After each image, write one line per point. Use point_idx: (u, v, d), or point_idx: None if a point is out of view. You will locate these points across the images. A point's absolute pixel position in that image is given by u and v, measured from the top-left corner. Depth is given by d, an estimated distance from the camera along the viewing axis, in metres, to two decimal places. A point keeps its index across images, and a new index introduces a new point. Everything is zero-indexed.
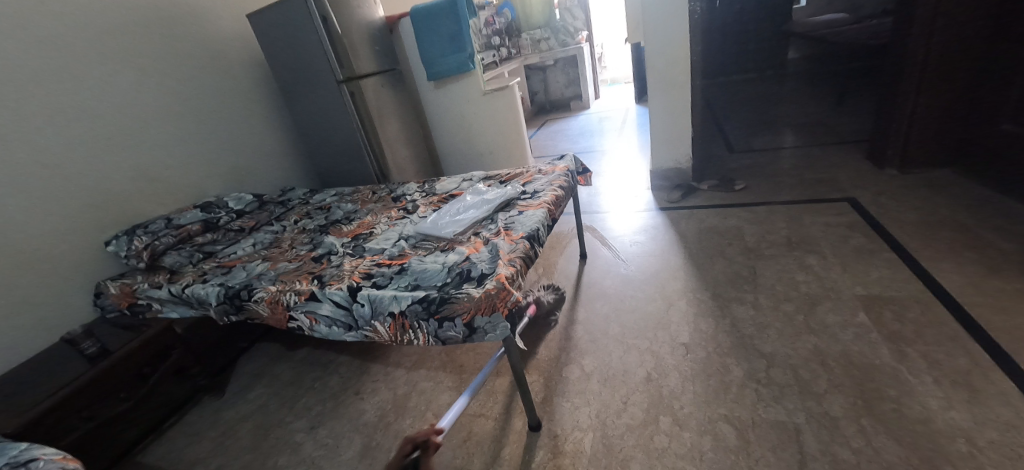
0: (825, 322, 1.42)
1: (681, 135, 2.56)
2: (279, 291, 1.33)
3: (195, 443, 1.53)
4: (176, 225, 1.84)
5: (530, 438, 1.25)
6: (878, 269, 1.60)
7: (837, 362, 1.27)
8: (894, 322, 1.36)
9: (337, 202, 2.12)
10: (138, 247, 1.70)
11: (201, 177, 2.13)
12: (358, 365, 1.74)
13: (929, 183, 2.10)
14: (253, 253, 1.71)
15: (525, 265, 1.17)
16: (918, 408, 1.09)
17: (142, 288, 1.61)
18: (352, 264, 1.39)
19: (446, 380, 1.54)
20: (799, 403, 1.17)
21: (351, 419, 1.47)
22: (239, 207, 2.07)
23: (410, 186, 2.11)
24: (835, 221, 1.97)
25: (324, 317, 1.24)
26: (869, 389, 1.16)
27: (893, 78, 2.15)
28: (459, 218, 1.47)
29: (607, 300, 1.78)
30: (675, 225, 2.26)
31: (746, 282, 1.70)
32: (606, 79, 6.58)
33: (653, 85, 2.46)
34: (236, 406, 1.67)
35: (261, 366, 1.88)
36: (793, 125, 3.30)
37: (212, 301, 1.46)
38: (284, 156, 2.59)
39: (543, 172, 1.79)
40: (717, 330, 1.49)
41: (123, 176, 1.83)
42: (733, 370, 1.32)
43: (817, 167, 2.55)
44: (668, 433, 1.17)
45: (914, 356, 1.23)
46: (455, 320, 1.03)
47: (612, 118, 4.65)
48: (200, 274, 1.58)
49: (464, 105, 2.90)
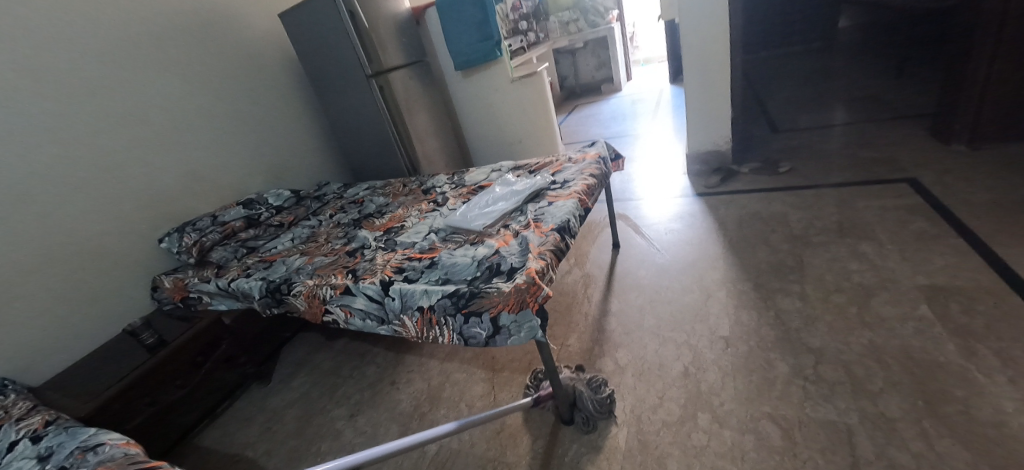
0: (881, 315, 1.32)
1: (720, 116, 2.43)
2: (316, 285, 1.38)
3: (245, 428, 1.62)
4: (221, 222, 1.94)
5: (564, 432, 1.24)
6: (943, 257, 1.47)
7: (896, 358, 1.18)
8: (962, 315, 1.24)
9: (369, 196, 2.16)
10: (188, 243, 1.80)
11: (243, 174, 2.23)
12: (393, 356, 1.78)
13: (1004, 160, 1.89)
14: (292, 248, 1.77)
15: (555, 258, 1.14)
16: (990, 411, 0.99)
17: (193, 282, 1.71)
18: (385, 258, 1.41)
19: (478, 371, 1.55)
20: (851, 402, 1.10)
21: (388, 408, 1.51)
22: (278, 202, 2.16)
23: (440, 178, 2.11)
24: (893, 204, 1.82)
25: (357, 311, 1.26)
26: (933, 389, 1.07)
27: (964, 44, 1.94)
28: (489, 210, 1.46)
29: (641, 291, 1.73)
30: (714, 211, 2.16)
31: (792, 271, 1.61)
32: (638, 59, 6.34)
33: (690, 64, 2.34)
34: (282, 393, 1.76)
35: (303, 355, 1.96)
36: (845, 100, 3.05)
37: (256, 294, 1.52)
38: (318, 151, 2.66)
39: (573, 160, 1.74)
40: (760, 323, 1.42)
41: (173, 176, 1.93)
42: (777, 365, 1.25)
43: (872, 146, 2.36)
44: (707, 430, 1.13)
45: (986, 353, 1.12)
46: (482, 316, 1.03)
47: (645, 100, 4.48)
48: (245, 268, 1.66)
49: (492, 94, 2.86)
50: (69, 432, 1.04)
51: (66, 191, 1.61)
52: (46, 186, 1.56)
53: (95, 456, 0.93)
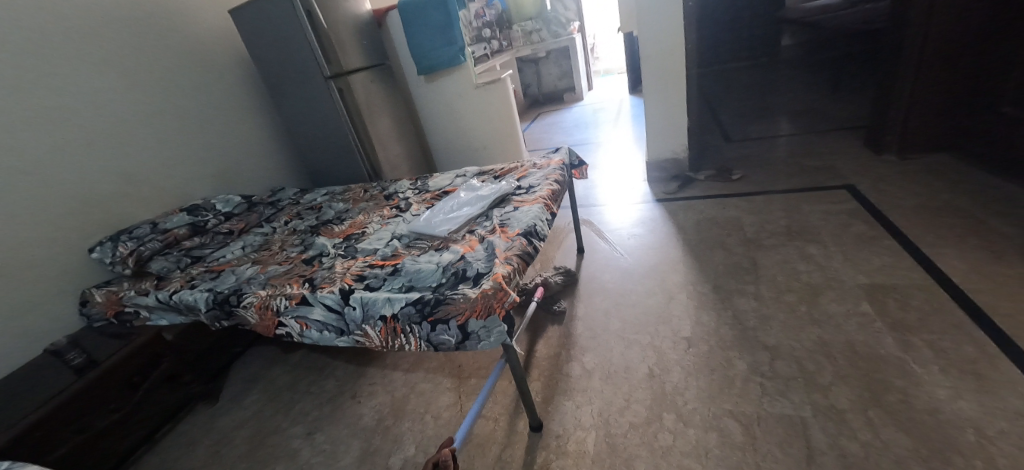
0: (828, 312, 1.40)
1: (677, 125, 2.53)
2: (269, 295, 1.29)
3: (189, 453, 1.49)
4: (162, 229, 1.79)
5: (533, 439, 1.22)
6: (879, 257, 1.58)
7: (843, 352, 1.25)
8: (899, 310, 1.34)
9: (328, 202, 2.07)
10: (123, 253, 1.65)
11: (189, 179, 2.08)
12: (354, 368, 1.70)
13: (927, 169, 2.07)
14: (242, 257, 1.66)
15: (522, 263, 1.13)
16: (926, 399, 1.07)
17: (128, 295, 1.56)
18: (344, 265, 1.35)
19: (444, 381, 1.51)
20: (805, 395, 1.15)
21: (349, 423, 1.44)
22: (227, 208, 2.03)
23: (403, 183, 2.06)
24: (834, 209, 1.96)
25: (315, 322, 1.20)
26: (876, 380, 1.14)
27: (891, 63, 2.13)
28: (454, 215, 1.43)
29: (606, 295, 1.75)
30: (673, 216, 2.24)
31: (747, 273, 1.68)
32: (599, 70, 6.52)
33: (648, 74, 2.42)
34: (231, 413, 1.63)
35: (255, 371, 1.84)
36: (789, 113, 3.27)
37: (202, 306, 1.41)
38: (273, 156, 2.54)
39: (538, 166, 1.75)
40: (719, 323, 1.47)
41: (108, 182, 1.78)
42: (736, 363, 1.29)
43: (814, 155, 2.53)
44: (673, 430, 1.15)
45: (920, 345, 1.21)
46: (449, 323, 1.00)
47: (606, 109, 4.60)
48: (189, 279, 1.54)
49: (456, 100, 2.84)
50: None
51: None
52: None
53: None
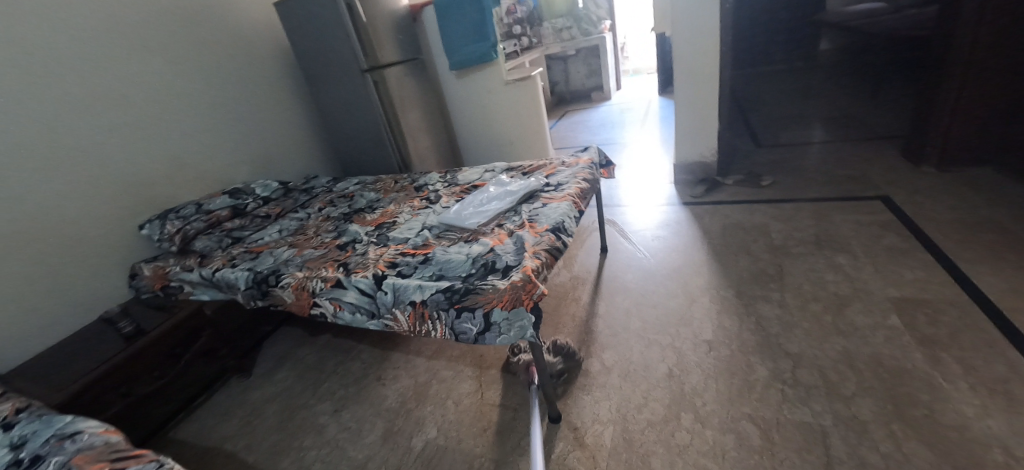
0: (855, 323, 1.39)
1: (707, 128, 2.50)
2: (306, 277, 1.36)
3: (224, 421, 1.58)
4: (206, 210, 1.90)
5: (550, 430, 1.25)
6: (912, 270, 1.55)
7: (868, 364, 1.24)
8: (929, 326, 1.32)
9: (360, 191, 2.14)
10: (171, 231, 1.76)
11: (229, 164, 2.18)
12: (379, 352, 1.77)
13: (969, 183, 2.00)
14: (279, 240, 1.75)
15: (550, 258, 1.16)
16: (953, 415, 1.05)
17: (174, 270, 1.66)
18: (377, 252, 1.41)
19: (466, 369, 1.56)
20: (825, 404, 1.15)
21: (374, 404, 1.50)
22: (265, 193, 2.13)
23: (433, 176, 2.11)
24: (867, 219, 1.91)
25: (348, 304, 1.25)
26: (901, 394, 1.13)
27: (936, 72, 2.06)
28: (483, 209, 1.47)
29: (628, 295, 1.76)
30: (698, 220, 2.22)
31: (772, 279, 1.67)
32: (627, 70, 6.45)
33: (679, 75, 2.41)
34: (263, 387, 1.72)
35: (285, 350, 1.93)
36: (824, 119, 3.18)
37: (241, 285, 1.49)
38: (308, 144, 2.63)
39: (567, 164, 1.77)
40: (741, 328, 1.47)
41: (156, 163, 1.89)
42: (757, 369, 1.30)
43: (848, 163, 2.47)
44: (690, 429, 1.17)
45: (949, 362, 1.19)
46: (475, 311, 1.04)
47: (633, 110, 4.57)
48: (230, 259, 1.63)
49: (485, 95, 2.88)
50: (44, 420, 1.01)
51: (46, 171, 1.56)
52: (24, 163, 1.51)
53: (73, 443, 0.90)
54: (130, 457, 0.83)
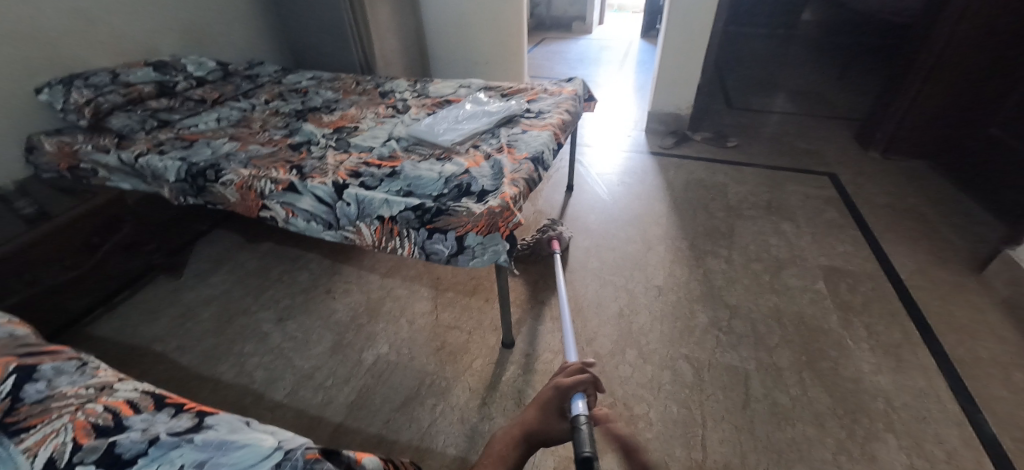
0: (788, 284, 1.52)
1: (689, 80, 2.46)
2: (252, 176, 1.21)
3: (152, 321, 1.47)
4: (124, 82, 1.60)
5: (502, 354, 1.30)
6: (842, 243, 1.71)
7: (793, 321, 1.38)
8: (847, 293, 1.48)
9: (315, 87, 1.91)
10: (78, 101, 1.46)
11: (154, 30, 1.82)
12: (329, 264, 1.69)
13: (904, 172, 2.18)
14: (218, 130, 1.53)
15: (528, 188, 1.11)
16: (853, 369, 1.22)
17: (85, 149, 1.40)
18: (337, 159, 1.27)
19: (421, 290, 1.54)
20: (752, 352, 1.28)
21: (322, 316, 1.46)
22: (199, 73, 1.83)
23: (401, 82, 1.92)
24: (815, 193, 2.04)
25: (302, 211, 1.14)
26: (815, 348, 1.28)
27: (907, 62, 2.14)
28: (459, 126, 1.37)
29: (589, 235, 1.79)
30: (664, 172, 2.25)
31: (722, 237, 1.76)
32: (612, 4, 6.05)
33: (674, 17, 2.29)
34: (197, 289, 1.60)
35: (221, 253, 1.79)
36: (792, 91, 3.25)
37: (172, 176, 1.30)
38: (251, 22, 2.25)
39: (549, 92, 1.67)
40: (689, 277, 1.56)
41: (55, 13, 1.50)
42: (699, 316, 1.40)
43: (806, 138, 2.58)
44: (632, 364, 1.26)
45: (858, 325, 1.35)
46: (448, 233, 0.99)
47: (614, 48, 4.38)
48: (157, 144, 1.40)
49: (467, 1, 2.58)
50: None
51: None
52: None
53: None
54: (43, 353, 0.74)
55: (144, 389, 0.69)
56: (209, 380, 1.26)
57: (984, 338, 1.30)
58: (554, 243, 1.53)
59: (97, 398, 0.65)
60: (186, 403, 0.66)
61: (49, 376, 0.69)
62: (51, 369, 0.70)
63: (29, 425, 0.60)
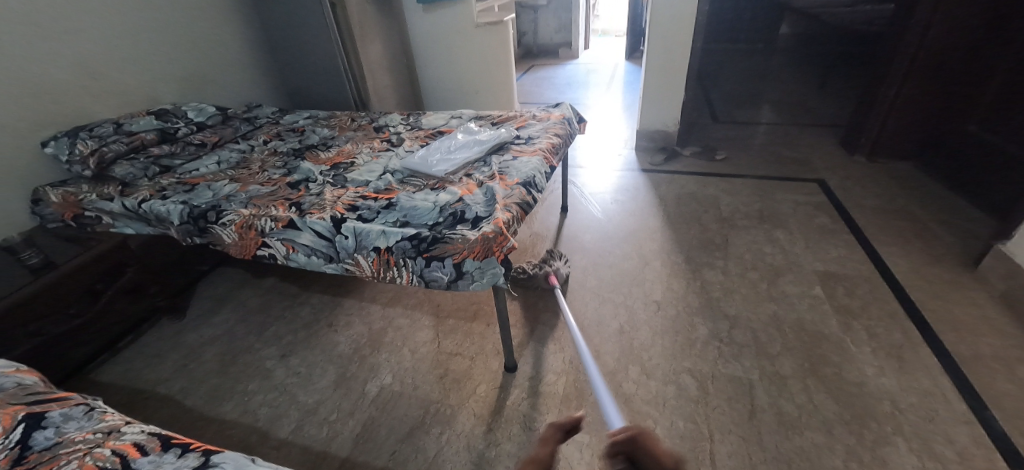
0: (785, 291, 1.53)
1: (673, 98, 2.54)
2: (252, 215, 1.24)
3: (155, 365, 1.48)
4: (127, 131, 1.66)
5: (505, 378, 1.30)
6: (836, 248, 1.73)
7: (792, 328, 1.38)
8: (845, 297, 1.49)
9: (311, 126, 1.97)
10: (83, 152, 1.51)
11: (155, 80, 1.90)
12: (330, 298, 1.71)
13: (890, 174, 2.22)
14: (218, 172, 1.57)
15: (521, 212, 1.14)
16: (856, 373, 1.22)
17: (89, 199, 1.44)
18: (334, 194, 1.31)
19: (422, 318, 1.55)
20: (754, 361, 1.28)
21: (325, 350, 1.46)
22: (199, 118, 1.89)
23: (394, 117, 1.98)
24: (805, 200, 2.07)
25: (302, 247, 1.17)
26: (817, 354, 1.28)
27: (884, 68, 2.22)
28: (452, 156, 1.41)
29: (585, 254, 1.81)
30: (656, 187, 2.29)
31: (717, 248, 1.79)
32: (596, 29, 6.27)
33: (654, 40, 2.39)
34: (200, 330, 1.61)
35: (224, 292, 1.81)
36: (776, 102, 3.34)
37: (175, 219, 1.34)
38: (249, 68, 2.33)
39: (538, 118, 1.73)
40: (687, 290, 1.57)
41: (61, 69, 1.57)
42: (699, 328, 1.41)
43: (793, 146, 2.63)
44: (636, 380, 1.26)
45: (858, 328, 1.36)
46: (445, 260, 1.01)
47: (600, 71, 4.51)
48: (159, 189, 1.44)
49: (455, 36, 2.69)
50: None
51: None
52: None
53: None
54: (51, 400, 0.75)
55: (151, 430, 0.70)
56: (213, 420, 1.26)
57: (984, 334, 1.30)
58: (551, 278, 1.53)
59: (105, 442, 0.66)
60: (193, 443, 0.67)
61: (58, 422, 0.70)
62: (59, 416, 0.72)
63: None
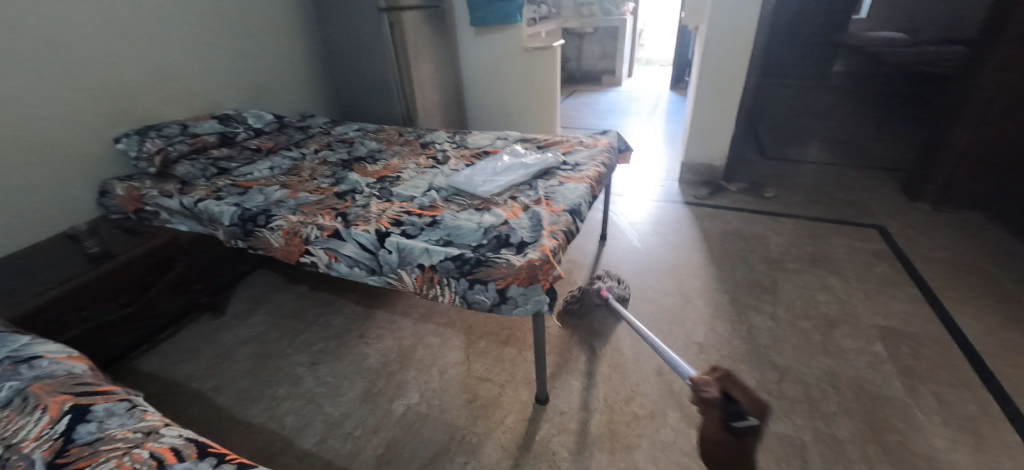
0: (842, 345, 1.42)
1: (721, 131, 2.48)
2: (300, 222, 1.26)
3: (192, 360, 1.51)
4: (192, 133, 1.75)
5: (535, 410, 1.25)
6: (898, 301, 1.60)
7: (849, 386, 1.27)
8: (909, 357, 1.36)
9: (360, 138, 2.03)
10: (150, 150, 1.60)
11: (221, 88, 2.01)
12: (363, 308, 1.71)
13: (958, 225, 2.06)
14: (270, 178, 1.63)
15: (566, 240, 1.11)
16: (924, 445, 1.10)
17: (151, 194, 1.51)
18: (380, 207, 1.32)
19: (452, 339, 1.53)
20: (807, 419, 1.18)
21: (354, 362, 1.46)
22: (258, 125, 1.98)
23: (440, 134, 2.01)
24: (862, 246, 1.95)
25: (345, 257, 1.18)
26: (878, 419, 1.17)
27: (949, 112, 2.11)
28: (497, 177, 1.41)
29: (624, 286, 1.75)
30: (699, 222, 2.22)
31: (766, 291, 1.69)
32: (640, 58, 6.28)
33: (704, 72, 2.35)
34: (237, 329, 1.65)
35: (262, 293, 1.85)
36: (828, 141, 3.20)
37: (226, 220, 1.38)
38: (306, 80, 2.45)
39: (584, 144, 1.71)
40: (732, 335, 1.48)
41: (137, 73, 1.69)
42: (744, 377, 1.32)
43: (847, 188, 2.50)
44: (674, 427, 1.18)
45: (925, 393, 1.23)
46: (489, 284, 0.99)
47: (642, 100, 4.49)
48: (215, 190, 1.50)
49: (503, 59, 2.75)
50: None
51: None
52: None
53: (30, 370, 0.82)
54: (97, 393, 0.77)
55: (188, 435, 0.69)
56: (242, 422, 1.26)
57: None
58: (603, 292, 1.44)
59: (144, 443, 0.66)
60: (228, 454, 0.66)
61: (101, 417, 0.71)
62: (103, 410, 0.73)
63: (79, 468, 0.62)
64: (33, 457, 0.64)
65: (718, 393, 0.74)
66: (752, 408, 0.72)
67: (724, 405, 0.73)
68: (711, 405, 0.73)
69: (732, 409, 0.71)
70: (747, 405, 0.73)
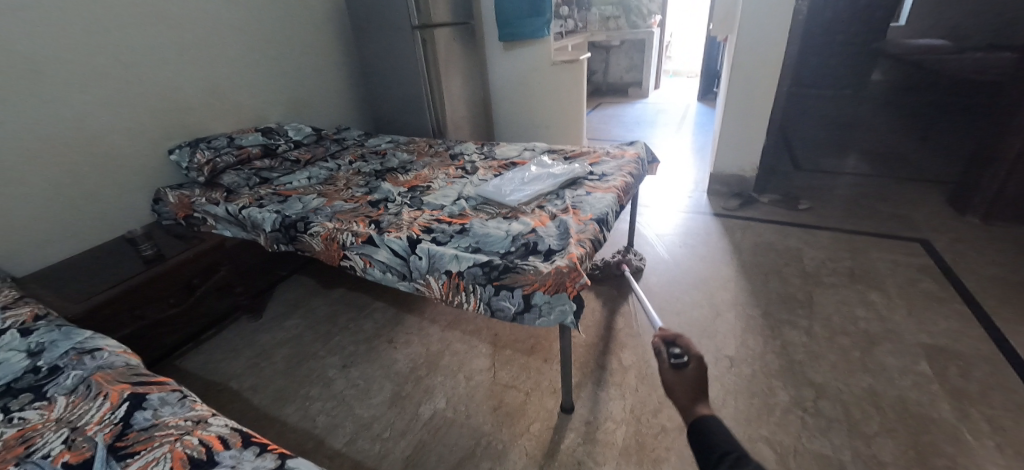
0: (884, 364, 1.35)
1: (752, 142, 2.43)
2: (336, 229, 1.32)
3: (232, 359, 1.59)
4: (237, 145, 1.86)
5: (561, 419, 1.24)
6: (947, 319, 1.51)
7: (892, 406, 1.21)
8: (959, 378, 1.28)
9: (392, 150, 2.10)
10: (200, 161, 1.71)
11: (265, 103, 2.14)
12: (392, 314, 1.76)
13: (1013, 240, 1.94)
14: (308, 187, 1.71)
15: (593, 248, 1.12)
16: None
17: (200, 202, 1.61)
18: (411, 215, 1.37)
19: (479, 346, 1.55)
20: (846, 439, 1.13)
21: (384, 366, 1.49)
22: (297, 137, 2.09)
23: (469, 146, 2.06)
24: (905, 261, 1.86)
25: (378, 263, 1.22)
26: (924, 442, 1.11)
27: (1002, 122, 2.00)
28: (525, 187, 1.44)
29: (651, 297, 1.73)
30: (730, 234, 2.17)
31: (801, 306, 1.63)
32: (667, 70, 6.26)
33: (734, 83, 2.32)
34: (273, 331, 1.72)
35: (298, 298, 1.93)
36: (867, 152, 3.08)
37: (268, 226, 1.46)
38: (343, 95, 2.57)
39: (611, 155, 1.72)
40: (765, 350, 1.44)
41: (191, 90, 1.82)
42: (778, 393, 1.27)
43: (889, 201, 2.39)
44: None
45: (977, 416, 1.16)
46: (515, 291, 1.01)
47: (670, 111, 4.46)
48: (258, 198, 1.59)
49: (531, 73, 2.81)
50: (64, 331, 1.00)
51: (71, 73, 1.46)
52: (29, 54, 1.36)
53: (93, 360, 0.89)
54: (151, 383, 0.82)
55: (233, 425, 0.73)
56: (277, 420, 1.31)
57: None
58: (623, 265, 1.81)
59: (194, 431, 0.71)
60: (269, 444, 0.69)
61: (156, 405, 0.76)
62: (157, 399, 0.78)
63: (135, 451, 0.67)
64: (95, 439, 0.70)
65: (664, 345, 0.89)
66: (689, 352, 0.85)
67: (666, 350, 0.87)
68: (656, 353, 0.88)
69: (670, 350, 0.86)
70: (687, 352, 0.86)
